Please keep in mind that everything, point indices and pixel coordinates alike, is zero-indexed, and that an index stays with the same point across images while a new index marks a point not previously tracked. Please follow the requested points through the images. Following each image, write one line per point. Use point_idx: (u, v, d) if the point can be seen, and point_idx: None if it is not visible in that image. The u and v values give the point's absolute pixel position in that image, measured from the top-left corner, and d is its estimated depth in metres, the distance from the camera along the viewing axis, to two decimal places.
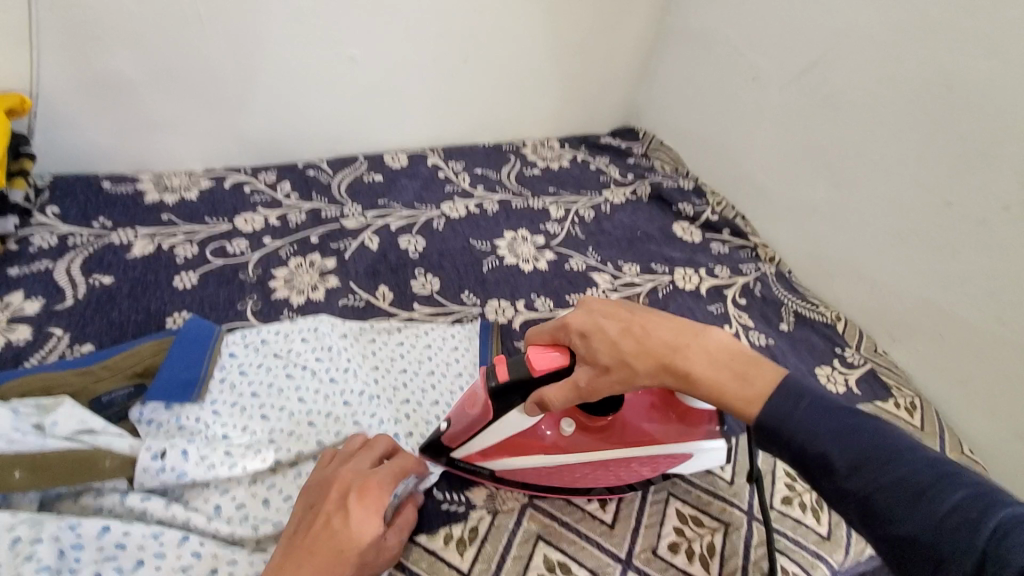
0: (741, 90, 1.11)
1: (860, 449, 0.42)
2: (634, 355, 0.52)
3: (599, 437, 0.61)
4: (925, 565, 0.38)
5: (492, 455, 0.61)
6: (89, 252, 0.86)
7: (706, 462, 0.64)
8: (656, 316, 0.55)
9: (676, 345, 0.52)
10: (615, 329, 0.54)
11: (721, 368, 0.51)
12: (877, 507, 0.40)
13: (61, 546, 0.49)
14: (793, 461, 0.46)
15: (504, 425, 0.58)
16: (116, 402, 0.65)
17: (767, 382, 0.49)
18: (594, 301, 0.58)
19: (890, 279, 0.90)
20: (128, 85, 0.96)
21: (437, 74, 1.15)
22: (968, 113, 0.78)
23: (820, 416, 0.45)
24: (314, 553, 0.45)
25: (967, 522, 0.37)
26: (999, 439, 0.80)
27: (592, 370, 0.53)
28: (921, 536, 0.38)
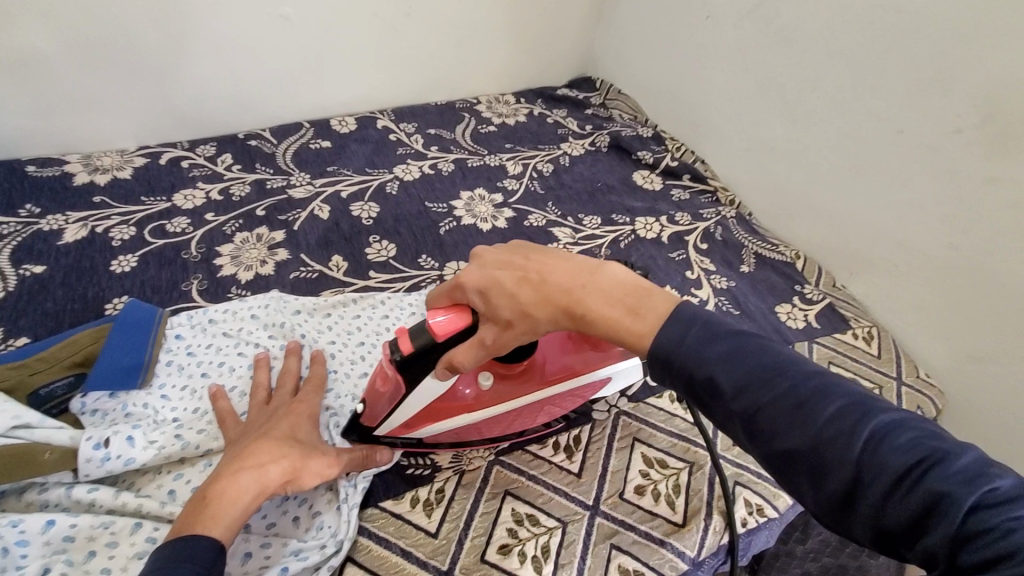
0: (694, 30, 1.08)
1: (743, 369, 0.40)
2: (533, 302, 0.49)
3: (517, 383, 0.62)
4: (807, 476, 0.36)
5: (419, 423, 0.59)
6: (18, 241, 0.81)
7: (624, 381, 0.68)
8: (552, 257, 0.52)
9: (571, 286, 0.49)
10: (511, 280, 0.50)
11: (615, 304, 0.48)
12: (763, 424, 0.38)
13: (3, 544, 0.47)
14: (683, 388, 0.43)
15: (423, 393, 0.56)
16: (56, 395, 0.61)
17: (658, 316, 0.45)
18: (487, 254, 0.54)
19: (846, 213, 0.90)
20: (43, 60, 0.88)
21: (381, 30, 1.09)
22: (916, 36, 0.76)
23: (706, 339, 0.42)
24: (247, 445, 0.51)
25: (846, 427, 0.35)
26: (954, 362, 0.82)
27: (495, 328, 0.51)
28: (802, 449, 0.36)
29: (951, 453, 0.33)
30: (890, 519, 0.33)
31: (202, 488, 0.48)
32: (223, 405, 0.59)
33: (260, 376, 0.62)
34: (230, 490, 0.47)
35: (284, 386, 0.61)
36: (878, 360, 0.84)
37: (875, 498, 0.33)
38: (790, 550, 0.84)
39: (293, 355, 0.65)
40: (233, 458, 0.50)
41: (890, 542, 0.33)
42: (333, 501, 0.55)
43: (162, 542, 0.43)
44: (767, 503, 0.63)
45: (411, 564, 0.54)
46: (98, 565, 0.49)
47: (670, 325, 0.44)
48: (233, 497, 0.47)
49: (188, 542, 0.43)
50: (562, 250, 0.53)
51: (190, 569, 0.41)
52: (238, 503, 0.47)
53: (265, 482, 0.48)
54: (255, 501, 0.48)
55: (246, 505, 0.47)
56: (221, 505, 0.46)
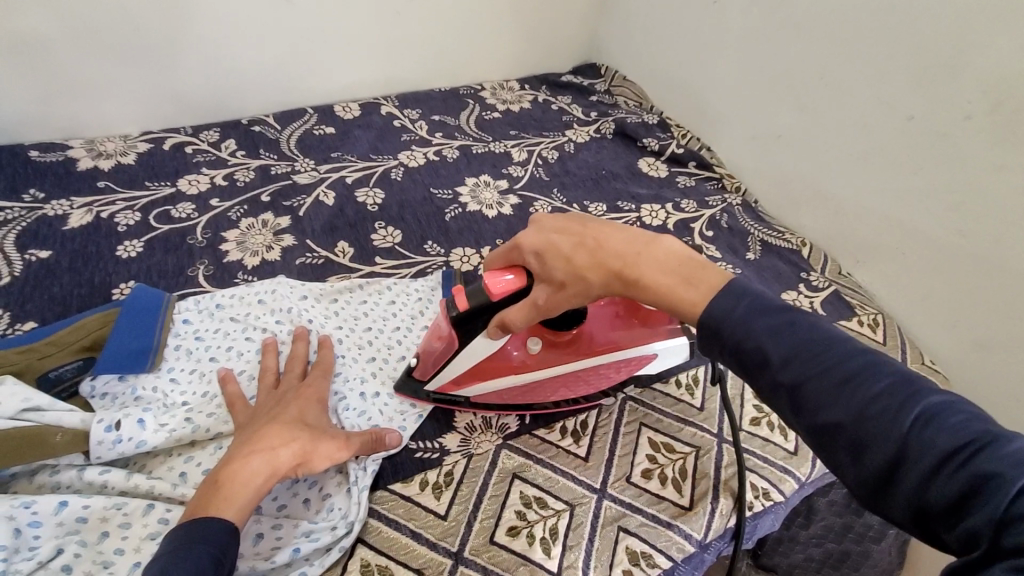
0: (701, 15, 1.07)
1: (793, 342, 0.41)
2: (586, 265, 0.51)
3: (565, 351, 0.65)
4: (848, 451, 0.37)
5: (468, 382, 0.63)
6: (22, 226, 0.81)
7: (670, 362, 0.69)
8: (608, 226, 0.53)
9: (626, 252, 0.50)
10: (568, 244, 0.53)
11: (669, 271, 0.49)
12: (807, 397, 0.39)
13: (16, 525, 0.47)
14: (729, 358, 0.44)
15: (474, 351, 0.60)
16: (66, 377, 0.62)
17: (711, 286, 0.46)
18: (545, 219, 0.57)
19: (853, 200, 0.90)
20: (44, 44, 0.87)
21: (385, 15, 1.08)
22: (928, 20, 0.76)
23: (758, 312, 0.43)
24: (258, 428, 0.51)
25: (894, 405, 0.36)
26: (960, 349, 0.82)
27: (549, 288, 0.54)
28: (847, 424, 0.37)
29: (1001, 438, 0.32)
30: (933, 497, 0.33)
31: (214, 471, 0.49)
32: (232, 388, 0.59)
33: (268, 361, 0.63)
34: (242, 473, 0.47)
35: (292, 371, 0.61)
36: (883, 346, 0.84)
37: (918, 475, 0.33)
38: (792, 535, 0.85)
39: (302, 340, 0.64)
40: (244, 441, 0.50)
41: (929, 523, 0.33)
42: (342, 483, 0.56)
43: (176, 524, 0.44)
44: (773, 487, 0.64)
45: (421, 546, 0.54)
46: (111, 545, 0.49)
47: (722, 294, 0.45)
48: (245, 480, 0.47)
49: (201, 526, 0.43)
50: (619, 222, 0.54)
51: (205, 551, 0.42)
52: (250, 486, 0.47)
53: (277, 465, 0.49)
54: (267, 484, 0.48)
55: (259, 488, 0.47)
56: (233, 488, 0.46)
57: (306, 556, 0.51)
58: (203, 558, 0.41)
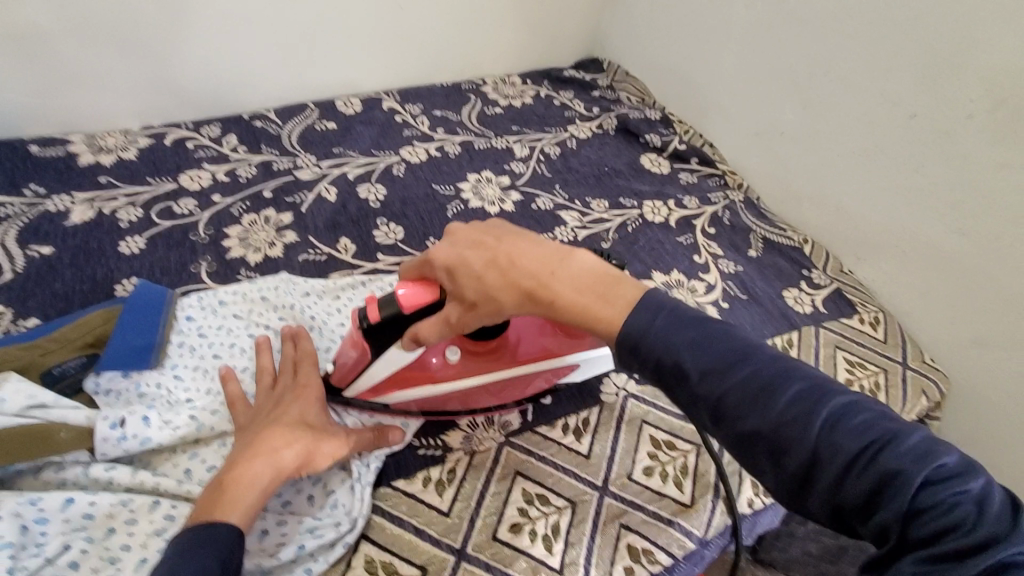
0: (705, 10, 1.06)
1: (710, 354, 0.40)
2: (497, 286, 0.48)
3: (486, 360, 0.62)
4: (766, 457, 0.37)
5: (385, 389, 0.60)
6: (24, 221, 0.81)
7: (596, 368, 0.67)
8: (524, 240, 0.50)
9: (539, 270, 0.47)
10: (479, 262, 0.49)
11: (586, 291, 0.46)
12: (726, 408, 0.38)
13: (22, 521, 0.48)
14: (649, 373, 0.42)
15: (388, 363, 0.57)
16: (69, 374, 0.62)
17: (628, 303, 0.44)
18: (461, 232, 0.53)
19: (855, 198, 0.90)
20: (45, 37, 0.87)
21: (386, 9, 1.08)
22: (932, 17, 0.75)
23: (673, 324, 0.41)
24: (259, 431, 0.51)
25: (806, 411, 0.36)
26: (961, 348, 0.82)
27: (461, 306, 0.51)
28: (764, 432, 0.36)
29: (900, 433, 0.34)
30: (847, 496, 0.33)
31: (216, 474, 0.49)
32: (233, 387, 0.59)
33: (263, 359, 0.62)
34: (246, 477, 0.47)
35: (287, 370, 0.60)
36: (884, 344, 0.85)
37: (834, 478, 0.34)
38: (792, 531, 0.85)
39: (295, 339, 0.63)
40: (246, 445, 0.50)
41: (843, 516, 0.34)
42: (346, 479, 0.56)
43: (181, 529, 0.44)
44: (774, 485, 0.64)
45: (424, 542, 0.55)
46: (118, 542, 0.49)
47: (638, 312, 0.43)
48: (248, 484, 0.47)
49: (205, 528, 0.44)
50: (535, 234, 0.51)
51: (210, 554, 0.42)
52: (254, 488, 0.47)
53: (279, 467, 0.49)
54: (270, 486, 0.48)
55: (262, 491, 0.48)
56: (237, 491, 0.47)
57: (310, 552, 0.51)
58: (208, 560, 0.42)
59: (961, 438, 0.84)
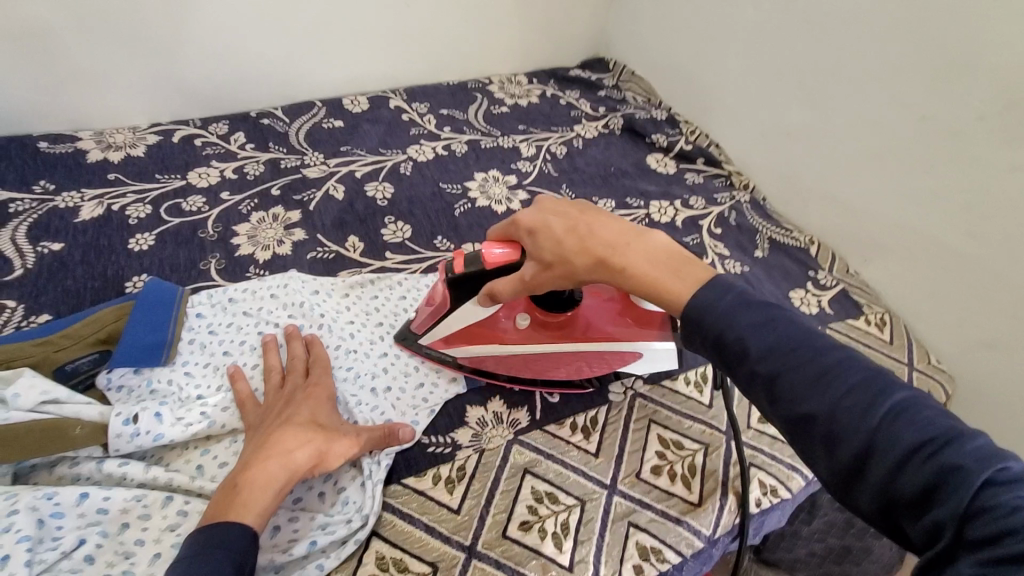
0: (713, 9, 1.06)
1: (775, 337, 0.41)
2: (573, 250, 0.53)
3: (554, 333, 0.66)
4: (820, 443, 0.37)
5: (456, 342, 0.66)
6: (34, 218, 0.81)
7: (659, 365, 0.68)
8: (604, 217, 0.54)
9: (616, 242, 0.51)
10: (561, 228, 0.54)
11: (656, 264, 0.49)
12: (783, 389, 0.39)
13: (39, 516, 0.48)
14: (710, 351, 0.44)
15: (463, 316, 0.64)
16: (82, 369, 0.62)
17: (697, 279, 0.47)
18: (549, 202, 0.58)
19: (862, 199, 0.90)
20: (55, 34, 0.87)
21: (393, 7, 1.08)
22: (942, 19, 0.76)
23: (740, 305, 0.43)
24: (272, 431, 0.52)
25: (866, 400, 0.36)
26: (967, 349, 0.82)
27: (536, 265, 0.55)
28: (821, 416, 0.37)
29: (963, 434, 0.33)
30: (901, 488, 0.33)
31: (229, 476, 0.49)
32: (242, 385, 0.60)
33: (270, 359, 0.63)
34: (261, 478, 0.48)
35: (295, 370, 0.61)
36: (890, 346, 0.85)
37: (887, 468, 0.34)
38: (796, 531, 0.86)
39: (297, 340, 0.65)
40: (259, 445, 0.51)
41: (894, 512, 0.34)
42: (356, 477, 0.57)
43: (196, 530, 0.45)
44: (781, 485, 0.64)
45: (434, 539, 0.55)
46: (132, 536, 0.50)
47: (705, 288, 0.45)
48: (262, 485, 0.48)
49: (220, 532, 0.44)
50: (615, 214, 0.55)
51: (225, 558, 0.42)
52: (268, 489, 0.48)
53: (294, 468, 0.50)
54: (284, 487, 0.49)
55: (277, 492, 0.48)
56: (251, 492, 0.47)
57: (322, 548, 0.52)
58: (223, 563, 0.42)
59: None
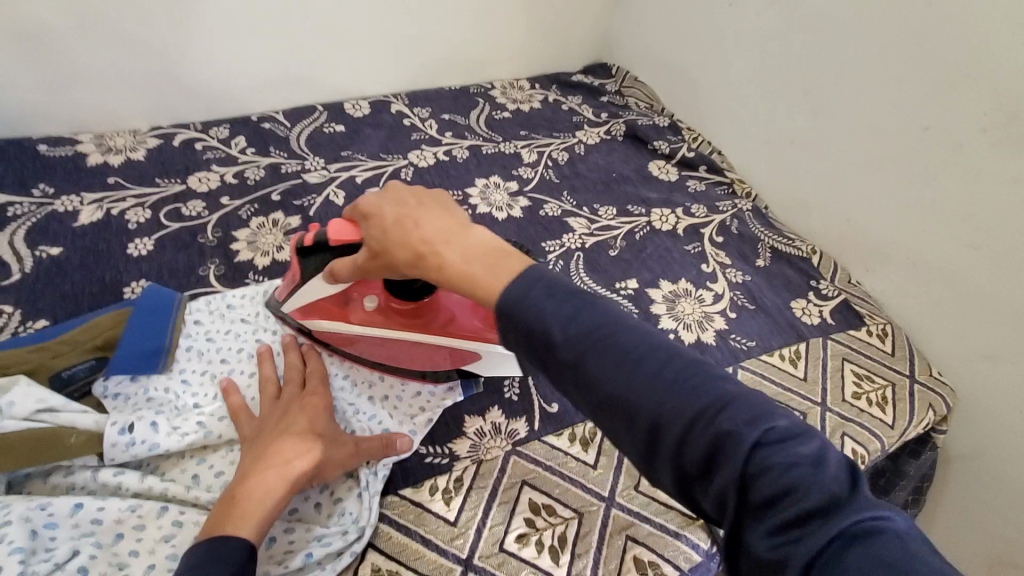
0: (716, 17, 1.06)
1: (577, 321, 0.39)
2: (393, 242, 0.49)
3: (406, 321, 0.64)
4: (621, 426, 0.36)
5: (310, 316, 0.65)
6: (32, 221, 0.81)
7: (502, 370, 0.65)
8: (437, 208, 0.50)
9: (435, 238, 0.47)
10: (391, 218, 0.50)
11: (473, 261, 0.45)
12: (589, 375, 0.37)
13: (32, 527, 0.48)
14: (521, 344, 0.41)
15: (313, 290, 0.63)
16: (77, 378, 0.61)
17: (508, 273, 0.42)
18: (395, 186, 0.54)
19: (865, 209, 0.90)
20: (55, 35, 0.87)
21: (395, 11, 1.08)
22: (945, 30, 0.75)
23: (547, 292, 0.40)
24: (269, 443, 0.51)
25: (656, 376, 0.36)
26: (970, 361, 0.82)
27: (364, 252, 0.53)
28: (619, 398, 0.36)
29: (733, 397, 0.35)
30: (691, 460, 0.34)
31: (227, 489, 0.49)
32: (235, 399, 0.58)
33: (265, 370, 0.62)
34: (257, 490, 0.48)
35: (291, 380, 0.60)
36: (892, 357, 0.84)
37: (675, 443, 0.34)
38: None
39: (292, 350, 0.63)
40: (256, 458, 0.50)
41: (688, 484, 0.34)
42: (353, 488, 0.56)
43: (194, 544, 0.44)
44: None
45: (431, 552, 0.55)
46: (126, 547, 0.49)
47: (516, 283, 0.41)
48: (259, 497, 0.47)
49: (217, 545, 0.44)
50: (454, 206, 0.51)
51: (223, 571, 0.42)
52: (266, 501, 0.47)
53: (292, 479, 0.49)
54: (283, 498, 0.49)
55: (274, 504, 0.48)
56: (249, 505, 0.47)
57: (318, 560, 0.51)
58: None
59: (968, 452, 0.84)
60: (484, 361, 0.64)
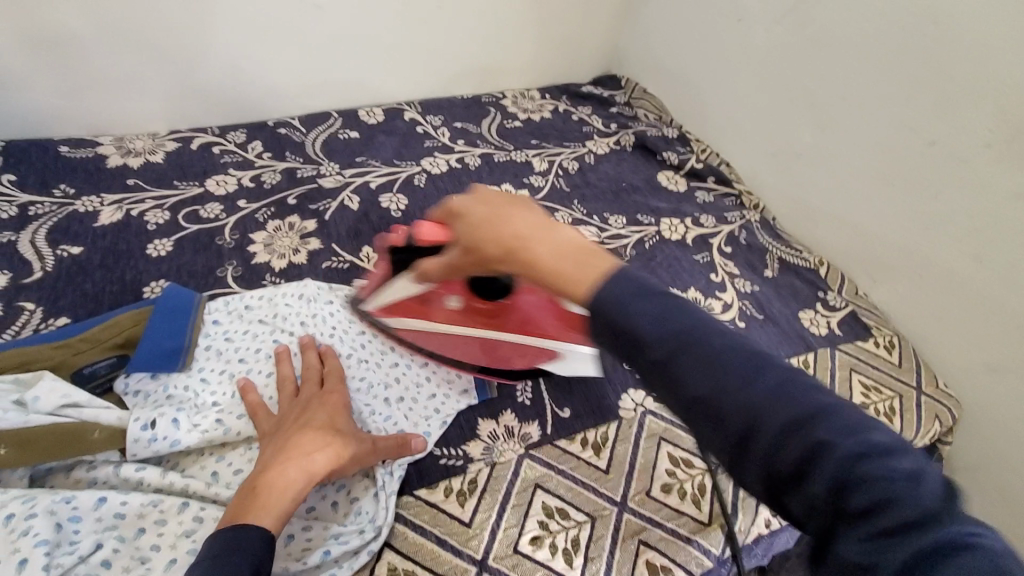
0: (724, 32, 1.08)
1: (664, 316, 0.36)
2: (485, 240, 0.46)
3: (486, 319, 0.67)
4: (706, 424, 0.34)
5: (396, 311, 0.69)
6: (54, 221, 0.82)
7: (578, 368, 0.68)
8: (524, 204, 0.47)
9: (523, 232, 0.44)
10: (483, 215, 0.47)
11: (562, 256, 0.41)
12: (671, 370, 0.35)
13: (57, 520, 0.48)
14: (600, 336, 0.39)
15: (398, 288, 0.66)
16: (99, 374, 0.62)
17: (599, 272, 0.39)
18: (482, 185, 0.52)
19: (872, 221, 0.91)
20: (78, 40, 0.89)
21: (410, 21, 1.10)
22: (951, 48, 0.77)
23: (636, 288, 0.38)
24: (289, 437, 0.52)
25: (749, 376, 0.33)
26: (975, 374, 0.82)
27: (457, 253, 0.52)
28: (704, 396, 0.34)
29: (835, 406, 0.31)
30: (782, 467, 0.31)
31: (248, 479, 0.49)
32: (252, 397, 0.60)
33: (283, 370, 0.63)
34: (278, 481, 0.48)
35: (309, 379, 0.61)
36: (899, 368, 0.85)
37: (766, 448, 0.31)
38: None
39: (310, 351, 0.65)
40: (278, 451, 0.51)
41: (775, 491, 0.32)
42: (369, 488, 0.57)
43: (215, 531, 0.45)
44: None
45: (446, 553, 0.55)
46: (147, 542, 0.50)
47: (609, 282, 0.38)
48: (280, 488, 0.48)
49: (239, 533, 0.44)
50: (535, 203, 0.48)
51: (243, 557, 0.42)
52: (287, 492, 0.48)
53: (312, 473, 0.50)
54: (303, 490, 0.49)
55: (294, 496, 0.48)
56: (271, 495, 0.47)
57: (335, 558, 0.52)
58: (241, 562, 0.42)
59: (974, 463, 0.85)
60: (564, 358, 0.67)
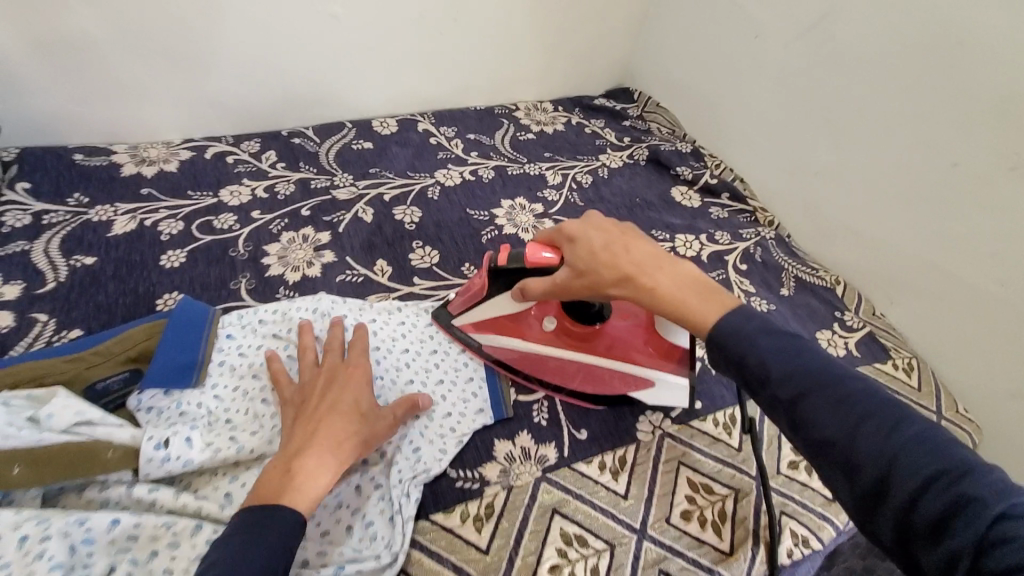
0: (740, 48, 1.08)
1: (797, 364, 0.43)
2: (603, 263, 0.57)
3: (579, 343, 0.71)
4: (840, 469, 0.39)
5: (485, 329, 0.72)
6: (67, 230, 0.81)
7: (666, 399, 0.69)
8: (641, 239, 0.58)
9: (643, 265, 0.55)
10: (601, 242, 0.58)
11: (685, 289, 0.52)
12: (804, 412, 0.42)
13: (71, 542, 0.47)
14: (732, 373, 0.47)
15: (498, 305, 0.71)
16: (111, 390, 0.62)
17: (722, 305, 0.50)
18: (596, 216, 0.61)
19: (890, 242, 0.90)
20: (94, 48, 0.89)
21: (425, 32, 1.10)
22: (974, 70, 0.76)
23: (763, 331, 0.46)
24: (319, 421, 0.53)
25: (882, 430, 0.39)
26: (996, 399, 0.81)
27: (568, 273, 0.60)
28: (838, 441, 0.40)
29: (977, 468, 0.36)
30: (921, 516, 0.35)
31: (278, 460, 0.50)
32: (277, 366, 0.62)
33: (305, 339, 0.65)
34: (312, 466, 0.50)
35: (333, 350, 0.63)
36: (918, 392, 0.84)
37: (902, 495, 0.36)
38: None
39: (337, 328, 0.66)
40: (308, 434, 0.52)
41: (908, 541, 0.36)
42: (385, 512, 0.56)
43: (250, 511, 0.46)
44: (813, 535, 0.63)
45: None
46: (160, 566, 0.49)
47: (736, 313, 0.48)
48: (315, 473, 0.49)
49: (274, 518, 0.46)
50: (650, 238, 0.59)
51: (277, 542, 0.44)
52: (320, 478, 0.49)
53: (343, 459, 0.52)
54: (334, 475, 0.51)
55: (327, 483, 0.50)
56: (305, 481, 0.49)
57: None
58: (270, 552, 0.44)
59: None
60: (657, 387, 0.69)
